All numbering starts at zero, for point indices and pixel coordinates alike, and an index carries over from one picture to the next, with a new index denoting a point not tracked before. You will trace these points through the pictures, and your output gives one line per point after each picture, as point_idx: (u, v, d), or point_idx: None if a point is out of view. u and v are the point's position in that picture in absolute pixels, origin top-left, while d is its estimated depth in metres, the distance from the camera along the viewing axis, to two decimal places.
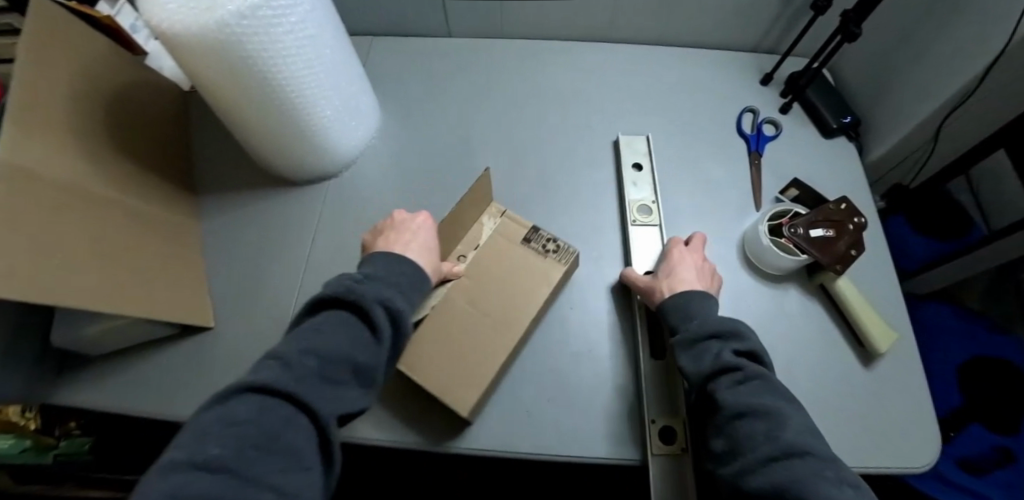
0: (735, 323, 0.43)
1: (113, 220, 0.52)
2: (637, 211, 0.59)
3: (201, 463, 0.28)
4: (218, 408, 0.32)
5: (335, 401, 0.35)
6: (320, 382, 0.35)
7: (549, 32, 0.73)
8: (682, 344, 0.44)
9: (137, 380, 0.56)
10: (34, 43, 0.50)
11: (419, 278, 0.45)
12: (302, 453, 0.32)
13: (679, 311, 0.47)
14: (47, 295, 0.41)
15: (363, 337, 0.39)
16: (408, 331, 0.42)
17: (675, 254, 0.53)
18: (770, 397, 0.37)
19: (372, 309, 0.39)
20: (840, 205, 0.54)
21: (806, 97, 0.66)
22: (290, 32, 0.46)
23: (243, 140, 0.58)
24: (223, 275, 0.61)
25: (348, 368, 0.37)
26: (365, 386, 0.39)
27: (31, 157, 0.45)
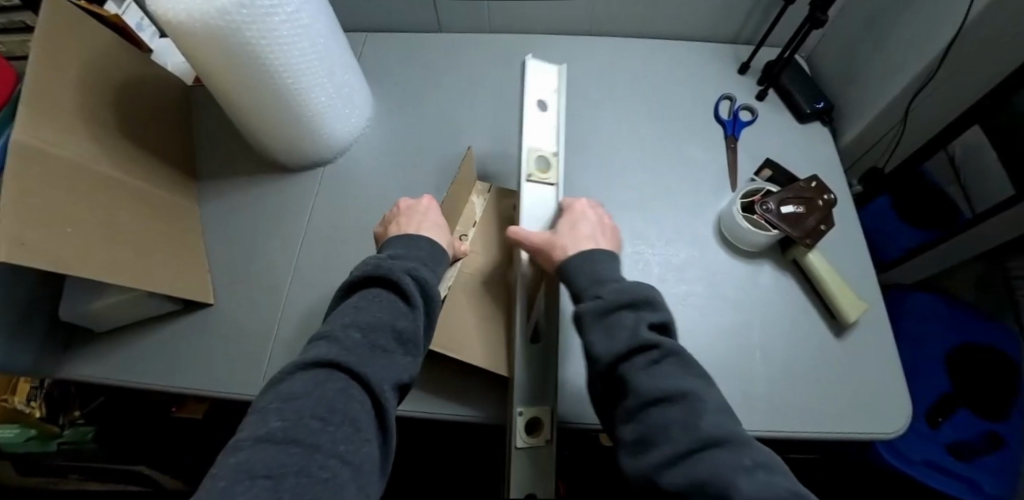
0: (648, 291, 0.40)
1: (119, 200, 0.55)
2: (534, 162, 0.50)
3: (267, 436, 0.30)
4: (279, 387, 0.35)
5: (385, 369, 0.37)
6: (369, 352, 0.38)
7: (534, 27, 0.76)
8: (589, 313, 0.40)
9: (141, 354, 0.58)
10: (47, 37, 0.54)
11: (437, 252, 0.47)
12: (361, 422, 0.34)
13: (581, 268, 0.43)
14: (47, 263, 0.43)
15: (398, 307, 0.41)
16: (439, 301, 0.44)
17: (575, 213, 0.48)
18: (684, 378, 0.36)
19: (401, 279, 0.42)
20: (811, 183, 0.57)
21: (781, 84, 0.68)
22: (287, 21, 0.49)
23: (242, 126, 0.61)
24: (223, 256, 0.64)
25: (392, 336, 0.39)
26: (414, 354, 0.40)
27: (44, 139, 0.49)
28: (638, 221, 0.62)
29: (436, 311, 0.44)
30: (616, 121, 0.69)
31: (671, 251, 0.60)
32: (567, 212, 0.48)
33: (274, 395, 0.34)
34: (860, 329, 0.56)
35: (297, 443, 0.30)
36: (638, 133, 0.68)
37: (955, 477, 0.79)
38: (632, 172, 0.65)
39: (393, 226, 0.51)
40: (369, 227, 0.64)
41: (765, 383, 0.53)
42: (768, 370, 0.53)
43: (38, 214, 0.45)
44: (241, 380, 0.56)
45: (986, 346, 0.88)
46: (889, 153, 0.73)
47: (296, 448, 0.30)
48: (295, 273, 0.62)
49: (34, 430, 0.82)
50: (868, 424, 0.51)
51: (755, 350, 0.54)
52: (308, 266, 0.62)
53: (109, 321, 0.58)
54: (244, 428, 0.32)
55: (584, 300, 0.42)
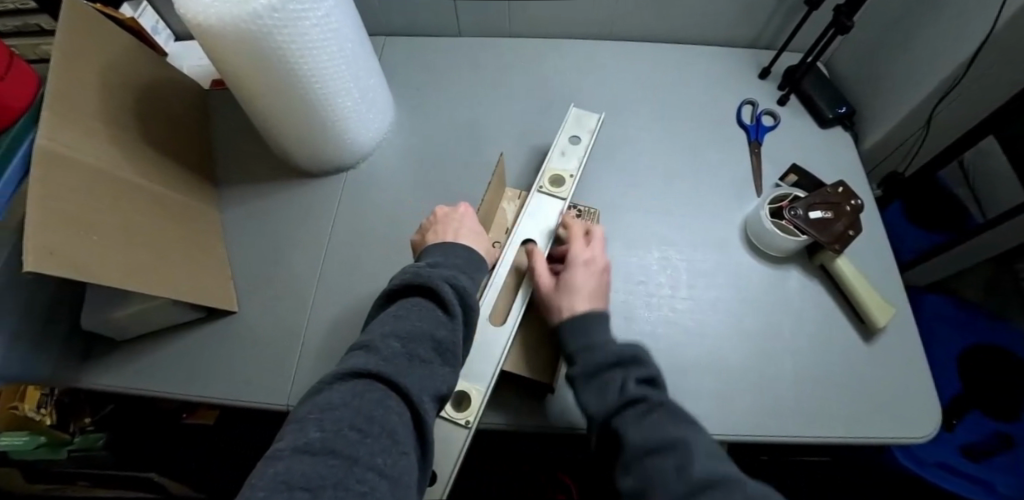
0: (634, 348, 0.42)
1: (141, 206, 0.54)
2: (549, 180, 0.58)
3: (304, 447, 0.28)
4: (318, 396, 0.33)
5: (423, 380, 0.36)
6: (408, 362, 0.37)
7: (553, 31, 0.76)
8: (578, 377, 0.43)
9: (161, 363, 0.58)
10: (68, 41, 0.53)
11: (474, 258, 0.47)
12: (401, 434, 0.32)
13: (575, 331, 0.45)
14: (75, 270, 0.43)
15: (436, 316, 0.40)
16: (475, 310, 0.43)
17: (575, 270, 0.49)
18: (674, 426, 0.37)
19: (440, 287, 0.41)
20: (838, 188, 0.57)
21: (803, 89, 0.68)
22: (317, 25, 0.49)
23: (265, 131, 0.61)
24: (244, 262, 0.63)
25: (431, 346, 0.38)
26: (451, 364, 0.40)
27: (67, 144, 0.48)
28: (664, 227, 0.62)
29: (473, 322, 0.44)
30: (637, 126, 0.69)
31: (698, 256, 0.60)
32: (569, 269, 0.49)
33: (312, 405, 0.32)
34: (887, 334, 0.56)
35: (336, 454, 0.28)
36: (661, 139, 0.68)
37: (968, 479, 0.79)
38: (656, 177, 0.65)
39: (431, 233, 0.51)
40: (392, 233, 0.63)
41: (794, 388, 0.53)
42: (797, 375, 0.53)
43: (64, 220, 0.44)
44: (265, 386, 0.55)
45: (994, 346, 0.88)
46: (909, 156, 0.73)
47: (335, 460, 0.27)
48: (319, 279, 0.61)
49: (43, 437, 0.75)
50: (896, 429, 0.51)
51: (783, 355, 0.54)
52: (332, 272, 0.61)
53: (131, 329, 0.57)
54: (281, 439, 0.29)
55: (574, 363, 0.44)
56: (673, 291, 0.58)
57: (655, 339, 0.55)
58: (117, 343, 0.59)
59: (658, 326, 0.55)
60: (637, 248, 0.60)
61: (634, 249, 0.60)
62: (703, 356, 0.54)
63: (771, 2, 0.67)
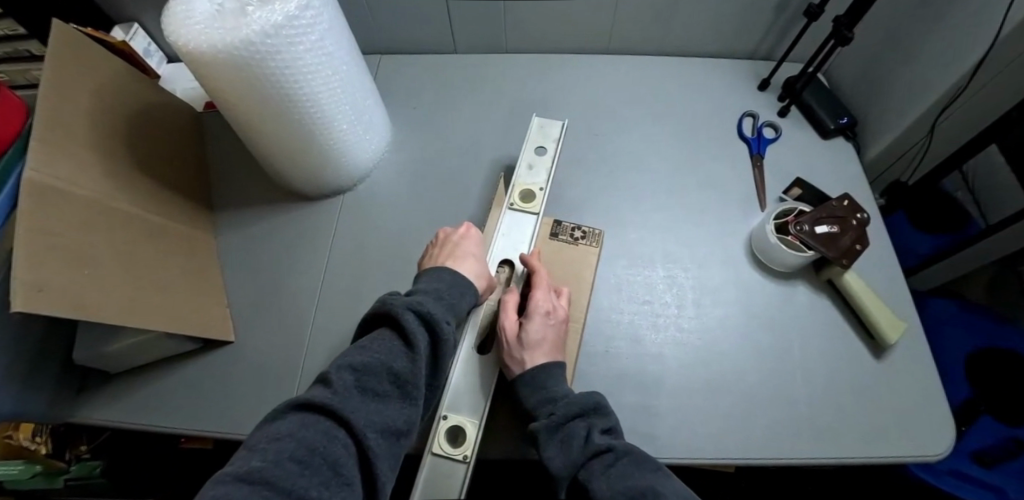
0: (596, 398, 0.43)
1: (136, 234, 0.54)
2: (519, 194, 0.57)
3: (245, 475, 0.29)
4: (268, 426, 0.34)
5: (372, 414, 0.36)
6: (360, 396, 0.37)
7: (552, 46, 0.76)
8: (542, 431, 0.42)
9: (158, 397, 0.56)
10: (56, 69, 0.53)
11: (460, 280, 0.46)
12: (341, 467, 0.32)
13: (533, 386, 0.45)
14: (67, 308, 0.42)
15: (396, 346, 0.40)
16: (448, 342, 0.42)
17: (534, 318, 0.47)
18: (640, 473, 0.38)
19: (403, 315, 0.41)
20: (843, 201, 0.56)
21: (803, 100, 0.68)
22: (311, 50, 0.48)
23: (261, 156, 0.60)
24: (241, 289, 0.62)
25: (389, 379, 0.38)
26: (412, 400, 0.39)
27: (57, 173, 0.47)
28: (667, 242, 0.61)
29: (444, 353, 0.42)
30: (639, 141, 0.68)
31: (704, 273, 0.59)
32: (528, 317, 0.47)
33: (263, 434, 0.33)
34: (897, 350, 0.55)
35: (272, 488, 0.29)
36: (662, 153, 0.67)
37: (980, 486, 0.75)
38: (657, 193, 0.64)
39: (435, 255, 0.51)
40: (391, 255, 0.62)
41: (806, 408, 0.51)
42: (808, 393, 0.52)
43: (55, 256, 0.43)
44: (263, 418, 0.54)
45: (1005, 351, 0.85)
46: (912, 167, 0.72)
47: (271, 492, 0.28)
48: (318, 307, 0.59)
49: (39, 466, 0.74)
50: (907, 447, 0.50)
51: (793, 372, 0.53)
52: (332, 298, 0.60)
53: (127, 362, 0.56)
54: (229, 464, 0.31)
55: (538, 418, 0.43)
56: (681, 311, 0.57)
57: (662, 362, 0.53)
58: (115, 375, 0.57)
59: (666, 348, 0.54)
60: (642, 266, 0.59)
61: (638, 267, 0.59)
62: (712, 374, 0.53)
63: (769, 13, 0.66)
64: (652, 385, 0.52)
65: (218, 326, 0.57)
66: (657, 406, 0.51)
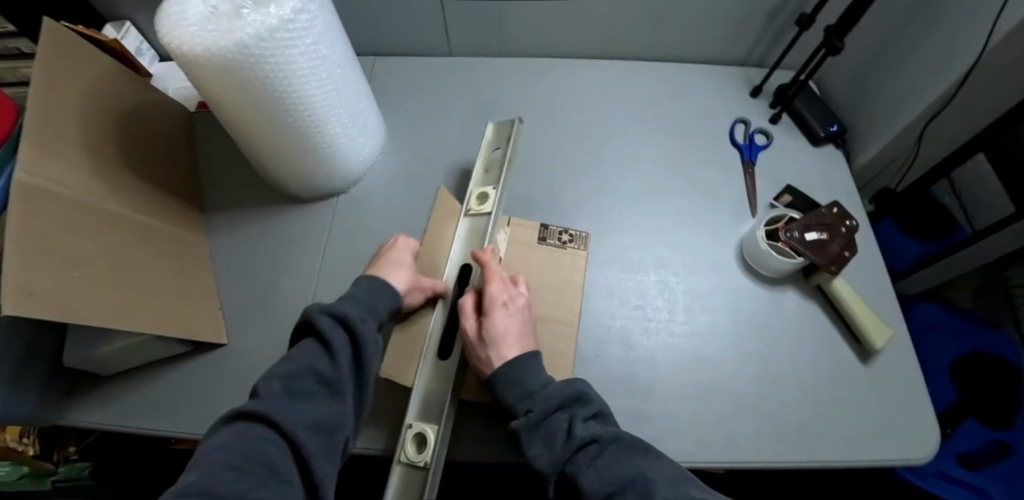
0: (576, 389, 0.44)
1: (127, 236, 0.53)
2: (475, 198, 0.56)
3: (184, 489, 0.37)
4: (217, 436, 0.42)
5: (300, 415, 0.43)
6: (289, 401, 0.44)
7: (547, 51, 0.76)
8: (525, 428, 0.43)
9: (148, 401, 0.56)
10: (47, 68, 0.52)
11: (379, 284, 0.50)
12: (276, 466, 0.40)
13: (508, 382, 0.45)
14: (58, 312, 0.42)
15: (317, 350, 0.46)
16: (368, 338, 0.46)
17: (495, 314, 0.47)
18: (627, 460, 0.40)
19: (320, 322, 0.47)
20: (832, 209, 0.57)
21: (795, 107, 0.68)
22: (306, 53, 0.48)
23: (254, 157, 0.59)
24: (232, 292, 0.62)
25: (316, 379, 0.45)
26: (338, 395, 0.45)
27: (47, 175, 0.47)
28: (659, 247, 0.62)
29: (365, 352, 0.46)
30: (632, 145, 0.69)
31: (695, 278, 0.60)
32: (487, 314, 0.47)
33: (208, 446, 0.41)
34: (885, 355, 0.56)
35: (207, 494, 0.37)
36: (655, 158, 0.68)
37: (964, 487, 0.76)
38: (649, 199, 0.65)
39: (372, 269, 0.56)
40: None
41: (794, 413, 0.52)
42: (796, 398, 0.53)
43: (42, 259, 0.42)
44: None
45: (988, 355, 0.87)
46: (899, 173, 0.74)
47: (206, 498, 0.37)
48: None
49: (25, 467, 0.81)
50: (893, 450, 0.51)
51: (783, 377, 0.54)
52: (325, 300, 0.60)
53: (117, 365, 0.55)
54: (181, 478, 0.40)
55: (517, 414, 0.44)
56: (672, 315, 0.57)
57: (653, 365, 0.54)
58: (105, 378, 0.57)
59: (657, 352, 0.55)
60: (633, 271, 0.60)
61: (629, 272, 0.60)
62: (701, 378, 0.54)
63: (761, 21, 0.67)
64: (643, 389, 0.53)
65: (211, 330, 0.57)
66: (648, 410, 0.51)
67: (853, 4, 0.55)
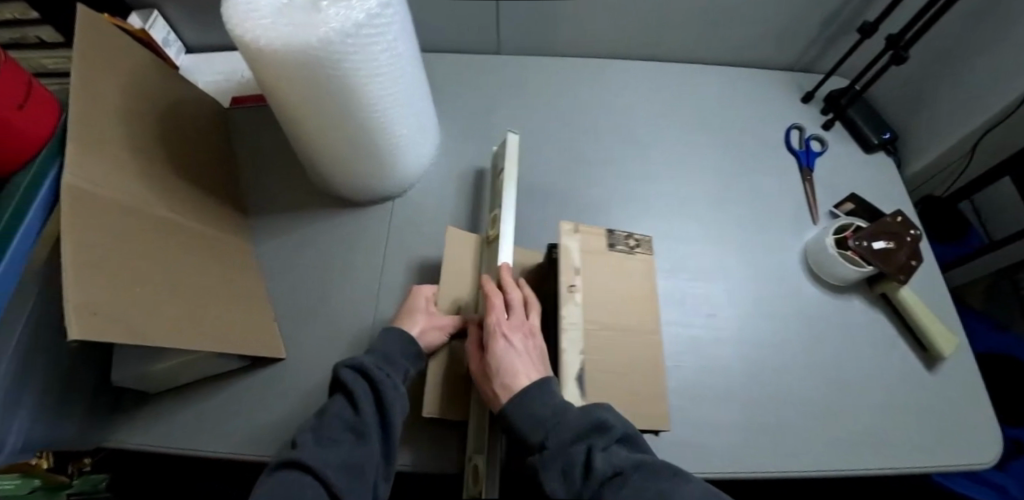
0: (594, 415, 0.39)
1: (177, 245, 0.50)
2: (491, 224, 0.54)
3: None
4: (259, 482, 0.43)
5: (331, 457, 0.44)
6: (319, 445, 0.45)
7: (597, 51, 0.75)
8: (540, 463, 0.38)
9: (200, 419, 0.53)
10: (85, 63, 0.49)
11: (393, 334, 0.50)
12: None
13: (522, 411, 0.40)
14: (126, 335, 0.38)
15: (345, 402, 0.48)
16: (390, 385, 0.47)
17: (498, 343, 0.44)
18: (654, 488, 0.37)
19: (342, 374, 0.49)
20: (897, 218, 0.57)
21: (849, 115, 0.69)
22: (386, 50, 0.45)
23: (311, 158, 0.56)
24: (283, 302, 0.58)
25: (344, 427, 0.46)
26: (368, 440, 0.45)
27: (94, 180, 0.43)
28: (723, 254, 0.61)
29: (387, 398, 0.47)
30: (687, 150, 0.68)
31: (761, 286, 0.59)
32: (488, 346, 0.44)
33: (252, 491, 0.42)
34: (950, 363, 0.56)
35: None
36: (711, 164, 0.67)
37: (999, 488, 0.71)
38: (709, 205, 0.65)
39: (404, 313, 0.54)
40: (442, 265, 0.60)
41: (865, 423, 0.53)
42: (867, 407, 0.53)
43: (101, 273, 0.39)
44: None
45: None
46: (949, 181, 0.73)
47: None
48: (372, 318, 0.57)
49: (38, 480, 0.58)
50: (966, 457, 0.51)
51: (852, 387, 0.54)
52: (385, 309, 0.57)
53: (167, 381, 0.52)
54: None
55: (535, 447, 0.39)
56: (740, 323, 0.57)
57: (726, 374, 0.54)
58: (153, 395, 0.54)
59: (728, 359, 0.55)
60: (699, 279, 0.60)
61: (694, 279, 0.60)
62: (773, 386, 0.54)
63: (818, 26, 0.67)
64: (717, 398, 0.53)
65: (269, 343, 0.53)
66: (725, 419, 0.51)
67: (922, 13, 0.56)
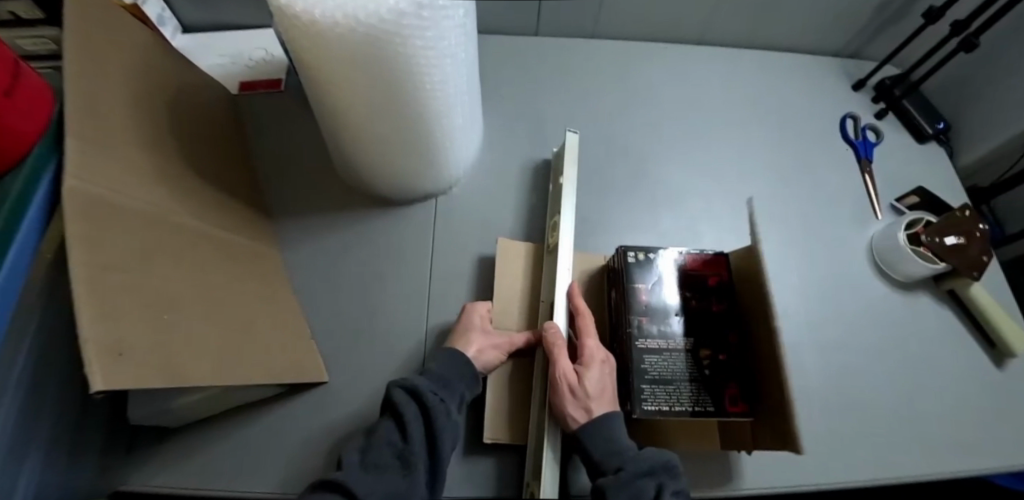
0: (667, 455, 0.38)
1: (200, 258, 0.43)
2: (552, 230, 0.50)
3: None
4: None
5: (376, 485, 0.37)
6: (365, 470, 0.38)
7: (641, 33, 0.70)
8: (610, 487, 0.36)
9: (235, 453, 0.47)
10: (80, 44, 0.41)
11: (456, 356, 0.44)
12: None
13: (599, 436, 0.38)
14: (157, 372, 0.32)
15: (393, 424, 0.41)
16: (439, 416, 0.40)
17: (591, 367, 0.41)
18: None
19: (392, 393, 0.42)
20: (965, 212, 0.55)
21: (902, 104, 0.66)
22: (456, 26, 0.39)
23: (350, 152, 0.50)
24: (321, 315, 0.53)
25: (391, 453, 0.39)
26: (413, 474, 0.38)
27: (103, 185, 0.36)
28: (788, 250, 0.59)
29: (437, 426, 0.40)
30: (742, 140, 0.65)
31: (828, 284, 0.57)
32: (584, 364, 0.40)
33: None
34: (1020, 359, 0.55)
35: None
36: (767, 155, 0.64)
37: None
38: (769, 199, 0.62)
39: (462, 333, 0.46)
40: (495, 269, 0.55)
41: (944, 426, 0.51)
42: (944, 410, 0.52)
43: (123, 300, 0.32)
44: None
45: None
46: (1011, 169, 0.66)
47: None
48: (423, 331, 0.52)
49: None
50: None
51: (928, 388, 0.53)
52: (436, 320, 0.52)
53: (195, 414, 0.46)
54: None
55: (607, 472, 0.37)
56: (809, 322, 0.55)
57: (801, 376, 0.52)
58: (178, 428, 0.48)
59: (802, 360, 0.53)
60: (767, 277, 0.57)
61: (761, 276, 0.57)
62: (847, 387, 0.52)
63: (875, 11, 0.64)
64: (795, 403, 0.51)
65: (308, 366, 0.48)
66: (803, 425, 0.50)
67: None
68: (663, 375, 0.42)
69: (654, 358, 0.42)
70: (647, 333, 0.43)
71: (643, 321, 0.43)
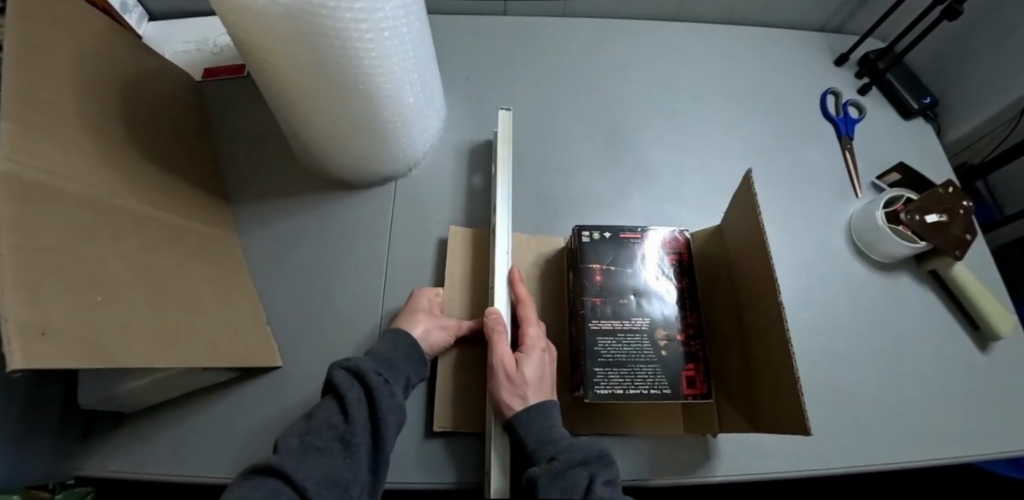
0: (598, 446, 0.36)
1: (148, 242, 0.42)
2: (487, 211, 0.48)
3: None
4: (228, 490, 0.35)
5: (312, 468, 0.36)
6: (303, 453, 0.37)
7: (615, 10, 0.68)
8: (542, 478, 0.33)
9: (187, 438, 0.46)
10: (25, 24, 0.40)
11: (399, 334, 0.44)
12: None
13: (534, 423, 0.36)
14: (90, 356, 0.31)
15: (335, 407, 0.40)
16: (383, 398, 0.40)
17: (532, 354, 0.40)
18: None
19: (334, 374, 0.41)
20: (948, 189, 0.52)
21: (886, 79, 0.64)
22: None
23: (302, 134, 0.49)
24: (279, 300, 0.52)
25: (332, 435, 0.38)
26: (353, 456, 0.38)
27: (43, 166, 0.36)
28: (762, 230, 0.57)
29: (381, 406, 0.39)
30: (717, 118, 0.63)
31: (803, 264, 0.55)
32: (525, 352, 0.40)
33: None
34: (1002, 344, 0.52)
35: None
36: (743, 133, 0.62)
37: None
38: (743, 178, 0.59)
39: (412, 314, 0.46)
40: None
41: (920, 412, 0.49)
42: (920, 395, 0.50)
43: (56, 281, 0.31)
44: None
45: None
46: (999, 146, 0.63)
47: None
48: (380, 315, 0.51)
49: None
50: None
51: (904, 373, 0.51)
52: (395, 305, 0.51)
53: (146, 398, 0.45)
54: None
55: (538, 463, 0.34)
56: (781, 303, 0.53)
57: None
58: (134, 413, 0.47)
59: None
60: None
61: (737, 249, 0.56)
62: (818, 371, 0.50)
63: None
64: None
65: (262, 352, 0.47)
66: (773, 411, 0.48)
67: None
68: (614, 358, 0.40)
69: (609, 340, 0.40)
70: (601, 314, 0.41)
71: (597, 302, 0.42)
